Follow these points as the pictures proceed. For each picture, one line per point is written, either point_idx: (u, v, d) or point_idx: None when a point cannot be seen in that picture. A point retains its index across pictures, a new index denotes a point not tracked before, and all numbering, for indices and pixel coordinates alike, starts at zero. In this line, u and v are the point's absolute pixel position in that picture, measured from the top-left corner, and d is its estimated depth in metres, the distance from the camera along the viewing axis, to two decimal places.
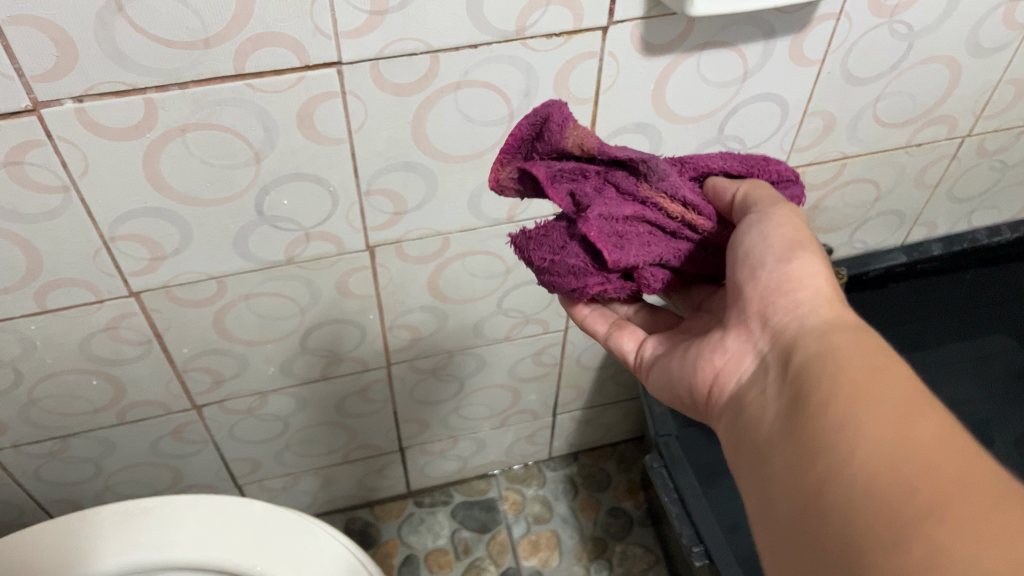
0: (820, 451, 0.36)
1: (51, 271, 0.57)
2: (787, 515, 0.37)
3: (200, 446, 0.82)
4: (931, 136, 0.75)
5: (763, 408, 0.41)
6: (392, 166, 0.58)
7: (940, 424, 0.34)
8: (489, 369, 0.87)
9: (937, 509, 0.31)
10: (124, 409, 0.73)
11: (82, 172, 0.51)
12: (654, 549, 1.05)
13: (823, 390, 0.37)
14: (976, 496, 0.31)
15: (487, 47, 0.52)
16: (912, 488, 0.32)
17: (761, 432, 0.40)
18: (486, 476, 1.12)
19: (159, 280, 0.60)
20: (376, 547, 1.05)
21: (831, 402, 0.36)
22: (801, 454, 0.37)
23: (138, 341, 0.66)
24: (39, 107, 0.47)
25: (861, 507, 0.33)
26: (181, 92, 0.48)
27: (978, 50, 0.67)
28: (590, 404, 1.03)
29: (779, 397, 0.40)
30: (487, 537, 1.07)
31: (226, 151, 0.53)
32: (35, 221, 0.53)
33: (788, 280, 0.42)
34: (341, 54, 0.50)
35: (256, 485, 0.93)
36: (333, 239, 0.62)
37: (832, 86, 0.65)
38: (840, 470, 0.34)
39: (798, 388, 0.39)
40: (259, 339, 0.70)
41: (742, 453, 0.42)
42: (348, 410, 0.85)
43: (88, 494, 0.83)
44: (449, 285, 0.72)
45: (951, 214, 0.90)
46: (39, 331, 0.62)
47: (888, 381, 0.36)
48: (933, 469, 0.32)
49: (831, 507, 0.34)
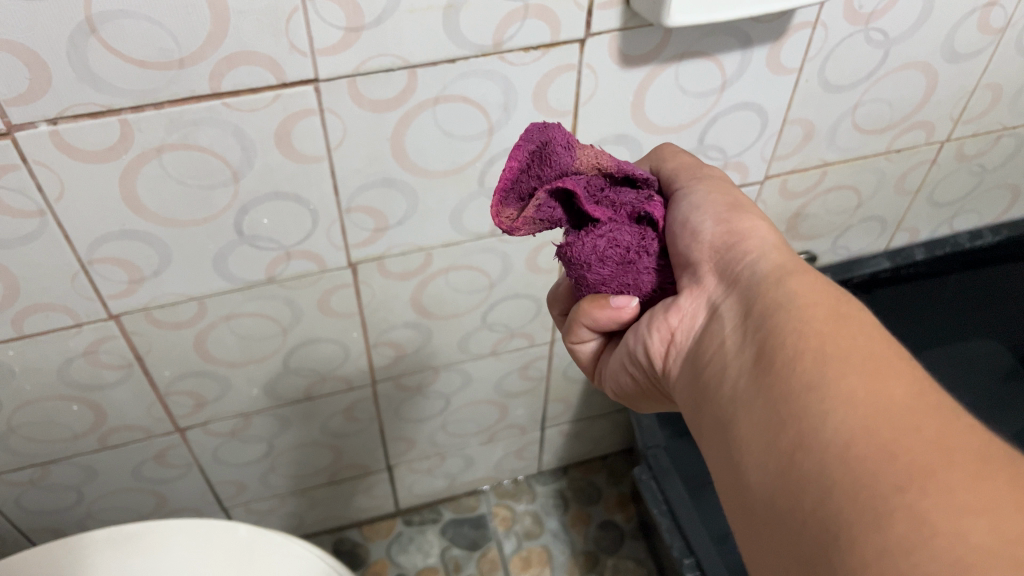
0: (790, 415, 0.32)
1: (28, 296, 0.56)
2: (759, 484, 0.33)
3: (184, 470, 0.81)
4: (910, 142, 0.76)
5: (727, 368, 0.37)
6: (371, 183, 0.58)
7: (913, 382, 0.32)
8: (475, 385, 0.87)
9: (918, 478, 0.28)
10: (106, 434, 0.72)
11: (58, 195, 0.50)
12: (646, 563, 1.05)
13: (795, 337, 0.35)
14: (957, 458, 0.28)
15: (465, 61, 0.52)
16: (891, 453, 0.29)
17: (724, 390, 0.37)
18: (476, 492, 1.11)
19: (138, 302, 0.60)
20: (366, 567, 1.04)
21: (819, 363, 0.33)
22: (771, 417, 0.33)
23: (118, 365, 0.65)
24: (13, 130, 0.46)
25: (838, 473, 0.29)
26: (156, 113, 0.48)
27: (954, 55, 0.68)
28: (578, 416, 1.02)
29: (739, 355, 0.37)
30: (477, 554, 1.06)
31: (203, 171, 0.52)
32: (10, 246, 0.52)
33: (737, 236, 0.40)
34: (318, 71, 0.49)
35: (242, 507, 0.92)
36: (314, 257, 0.62)
37: (810, 94, 0.65)
38: (824, 438, 0.31)
39: (766, 345, 0.35)
40: (242, 360, 0.70)
41: (707, 413, 0.38)
42: (334, 429, 0.85)
43: (70, 521, 0.82)
44: (433, 301, 0.72)
45: (932, 218, 0.91)
46: (17, 357, 0.61)
47: (847, 352, 0.33)
48: (912, 433, 0.29)
49: (804, 473, 0.31)
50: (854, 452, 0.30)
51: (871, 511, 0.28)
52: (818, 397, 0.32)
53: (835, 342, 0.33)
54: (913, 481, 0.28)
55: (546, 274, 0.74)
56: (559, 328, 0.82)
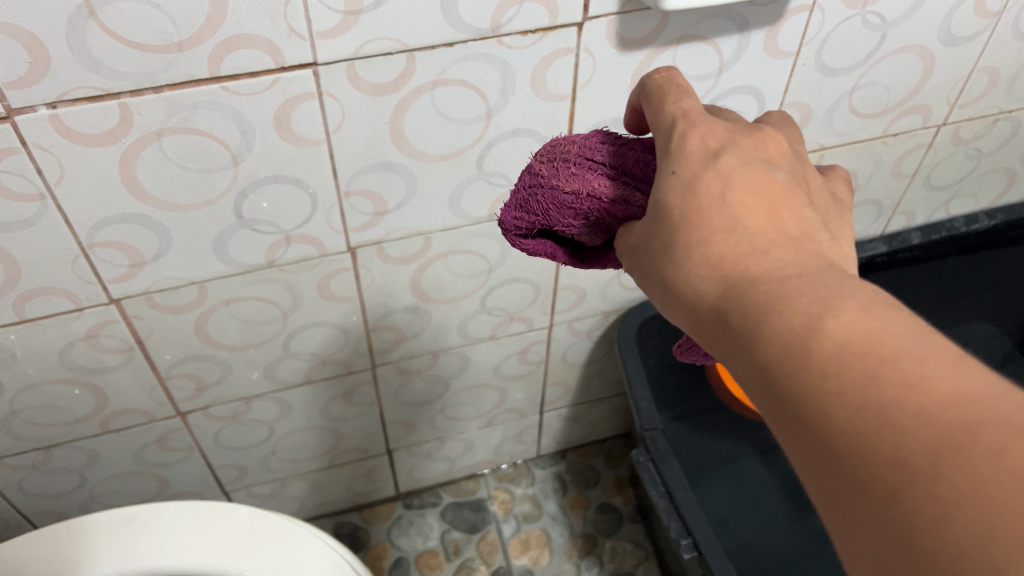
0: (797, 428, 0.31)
1: (29, 280, 0.56)
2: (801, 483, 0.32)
3: (185, 454, 0.82)
4: (907, 126, 0.76)
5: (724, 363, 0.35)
6: (370, 166, 0.58)
7: (893, 348, 0.29)
8: (474, 370, 0.88)
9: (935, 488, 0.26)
10: (107, 418, 0.72)
11: (58, 179, 0.50)
12: (643, 545, 1.06)
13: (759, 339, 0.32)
14: (962, 442, 0.26)
15: (463, 45, 0.52)
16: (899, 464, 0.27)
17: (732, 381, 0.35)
18: (475, 476, 1.12)
19: (139, 286, 0.60)
20: (367, 551, 1.05)
21: (798, 348, 0.31)
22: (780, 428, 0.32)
23: (119, 349, 0.65)
24: (13, 114, 0.46)
25: (862, 493, 0.28)
26: (156, 96, 0.48)
27: (951, 39, 0.68)
28: (577, 400, 1.03)
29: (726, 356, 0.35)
30: (477, 537, 1.07)
31: (202, 155, 0.52)
32: (11, 230, 0.53)
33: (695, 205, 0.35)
34: (317, 55, 0.50)
35: (243, 491, 0.93)
36: (314, 241, 0.62)
37: (807, 77, 0.66)
38: (835, 457, 0.29)
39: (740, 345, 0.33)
40: (242, 344, 0.70)
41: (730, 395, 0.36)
42: (335, 413, 0.85)
43: (73, 504, 0.82)
44: (432, 285, 0.72)
45: (928, 202, 0.91)
46: (19, 340, 0.61)
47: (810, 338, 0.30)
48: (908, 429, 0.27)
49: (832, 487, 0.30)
50: (864, 457, 0.28)
51: (912, 523, 0.27)
52: (811, 406, 0.30)
53: (798, 327, 0.31)
54: (936, 469, 0.26)
55: (544, 259, 0.74)
56: (557, 313, 0.83)
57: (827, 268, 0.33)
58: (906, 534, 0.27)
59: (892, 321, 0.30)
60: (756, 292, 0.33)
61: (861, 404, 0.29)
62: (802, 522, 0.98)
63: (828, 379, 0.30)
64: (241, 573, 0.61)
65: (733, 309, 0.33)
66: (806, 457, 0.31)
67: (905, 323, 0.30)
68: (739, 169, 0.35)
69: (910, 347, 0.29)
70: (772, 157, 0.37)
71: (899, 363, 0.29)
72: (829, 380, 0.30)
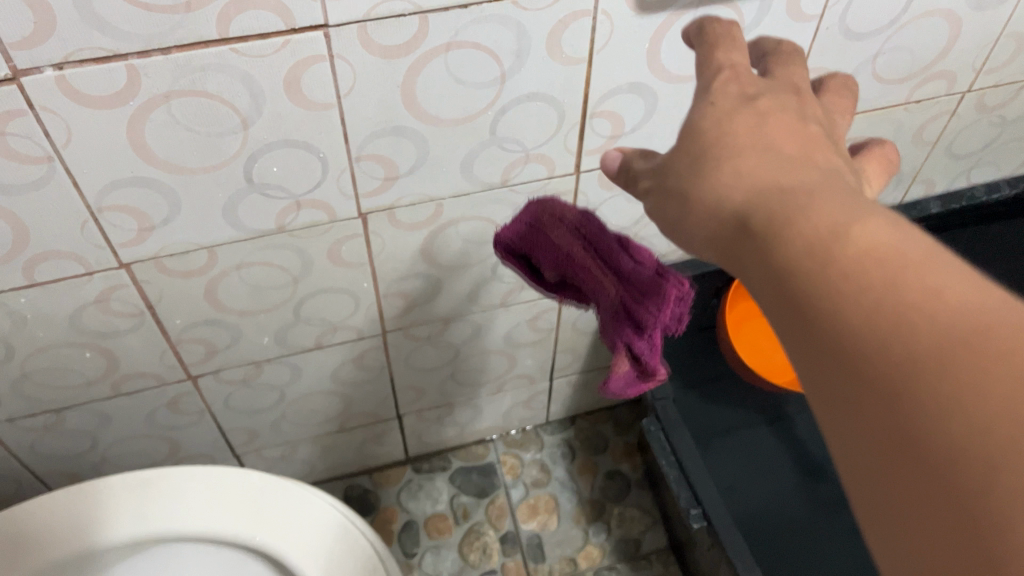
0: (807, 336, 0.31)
1: (38, 243, 0.56)
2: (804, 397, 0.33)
3: (196, 417, 0.82)
4: (930, 93, 0.74)
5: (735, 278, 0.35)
6: (381, 131, 0.57)
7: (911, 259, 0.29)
8: (485, 336, 0.87)
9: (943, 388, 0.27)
10: (119, 381, 0.72)
11: (66, 142, 0.50)
12: (651, 511, 1.06)
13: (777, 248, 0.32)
14: (973, 346, 0.27)
15: (477, 6, 0.51)
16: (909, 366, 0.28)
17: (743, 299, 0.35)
18: (484, 441, 1.13)
19: (148, 251, 0.60)
20: (377, 513, 1.06)
21: (815, 256, 0.31)
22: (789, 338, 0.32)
23: (129, 313, 0.65)
24: (19, 75, 0.45)
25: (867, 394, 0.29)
26: (163, 58, 0.47)
27: (980, 3, 0.66)
28: (587, 367, 1.02)
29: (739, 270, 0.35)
30: (485, 501, 1.07)
31: (211, 119, 0.51)
32: (19, 193, 0.52)
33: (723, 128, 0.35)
34: (327, 16, 0.48)
35: (254, 453, 0.93)
36: (324, 206, 0.61)
37: (830, 42, 0.64)
38: (844, 359, 0.29)
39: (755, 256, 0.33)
40: (252, 309, 0.70)
41: None
42: (345, 378, 0.85)
43: (86, 465, 0.83)
44: (443, 252, 0.71)
45: (947, 171, 0.89)
46: (29, 304, 0.61)
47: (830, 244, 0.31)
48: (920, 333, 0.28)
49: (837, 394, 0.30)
50: (879, 361, 0.28)
51: (918, 424, 0.27)
52: (825, 310, 0.30)
53: (817, 235, 0.31)
54: (944, 369, 0.27)
55: None
56: None
57: (850, 192, 0.33)
58: (912, 433, 0.27)
59: (910, 236, 0.31)
60: (777, 204, 0.33)
61: (876, 308, 0.29)
62: (810, 492, 0.97)
63: (847, 283, 0.30)
64: (254, 538, 0.62)
65: (751, 220, 0.33)
66: (816, 367, 0.31)
67: (920, 240, 0.30)
68: (776, 114, 0.36)
69: (932, 263, 0.29)
70: (810, 112, 0.38)
71: (919, 275, 0.29)
72: (845, 282, 0.30)
